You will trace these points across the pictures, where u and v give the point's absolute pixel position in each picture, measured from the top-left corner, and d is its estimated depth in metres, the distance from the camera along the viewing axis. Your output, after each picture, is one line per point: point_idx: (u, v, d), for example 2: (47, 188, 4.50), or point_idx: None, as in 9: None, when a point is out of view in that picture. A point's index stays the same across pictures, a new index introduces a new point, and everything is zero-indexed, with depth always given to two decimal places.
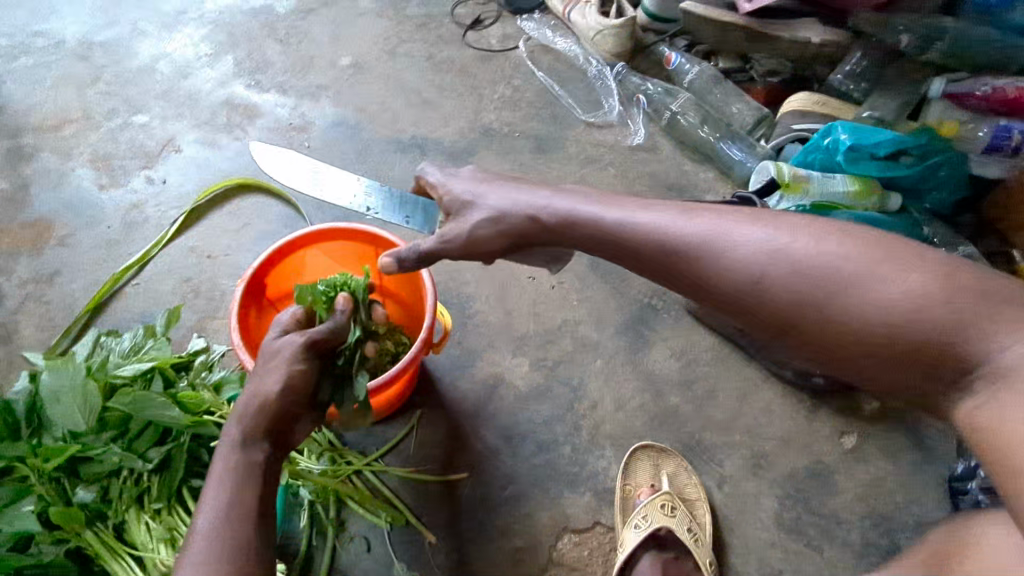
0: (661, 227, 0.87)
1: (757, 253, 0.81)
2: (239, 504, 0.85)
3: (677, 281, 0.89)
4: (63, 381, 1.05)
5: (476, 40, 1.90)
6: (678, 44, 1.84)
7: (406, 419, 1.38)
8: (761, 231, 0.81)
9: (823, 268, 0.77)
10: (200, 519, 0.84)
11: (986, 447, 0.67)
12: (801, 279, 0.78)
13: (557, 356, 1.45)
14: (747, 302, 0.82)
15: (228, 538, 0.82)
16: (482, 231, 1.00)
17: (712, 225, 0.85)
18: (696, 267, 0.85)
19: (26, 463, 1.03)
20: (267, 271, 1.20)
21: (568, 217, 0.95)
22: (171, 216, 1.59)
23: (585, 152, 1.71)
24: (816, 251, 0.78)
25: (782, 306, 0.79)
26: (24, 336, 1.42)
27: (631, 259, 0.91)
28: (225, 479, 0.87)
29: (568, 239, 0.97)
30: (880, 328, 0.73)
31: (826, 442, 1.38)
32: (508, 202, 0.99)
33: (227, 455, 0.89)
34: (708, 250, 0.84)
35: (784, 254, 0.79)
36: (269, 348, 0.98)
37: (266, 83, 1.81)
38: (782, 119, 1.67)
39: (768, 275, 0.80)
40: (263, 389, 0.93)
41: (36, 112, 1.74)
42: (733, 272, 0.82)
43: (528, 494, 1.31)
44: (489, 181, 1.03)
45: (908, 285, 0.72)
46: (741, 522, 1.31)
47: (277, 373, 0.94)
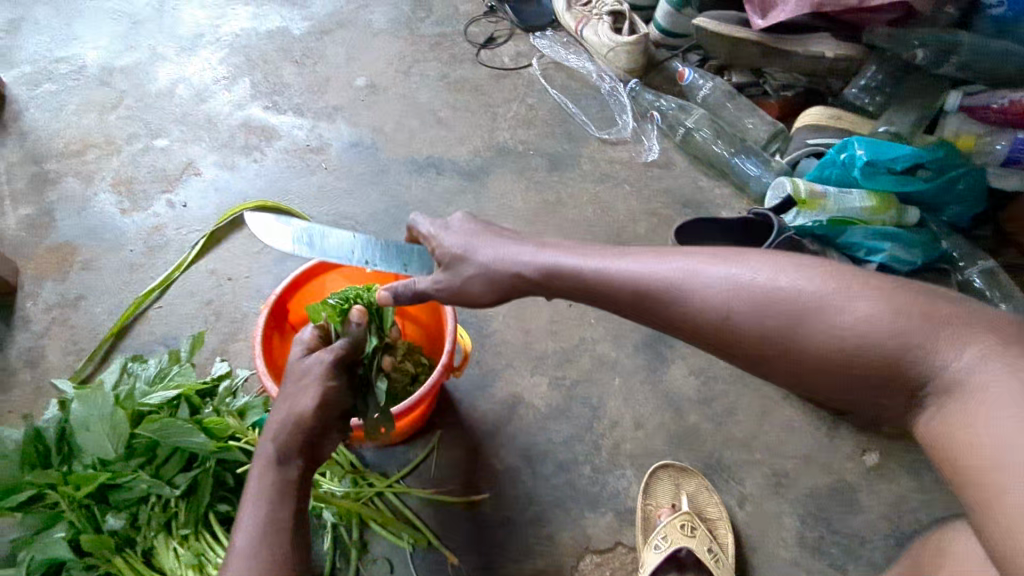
0: (631, 270, 0.90)
1: (725, 291, 0.83)
2: (276, 523, 0.88)
3: (654, 323, 0.91)
4: (93, 409, 1.06)
5: (489, 58, 1.92)
6: (691, 59, 1.88)
7: (426, 439, 1.38)
8: (726, 269, 0.84)
9: (786, 300, 0.79)
10: (239, 538, 0.86)
11: (942, 456, 0.71)
12: (767, 313, 0.80)
13: (576, 375, 1.46)
14: (719, 340, 0.85)
15: (269, 556, 0.84)
16: (472, 285, 1.02)
17: (679, 268, 0.87)
18: (669, 309, 0.87)
19: (57, 490, 1.04)
20: (288, 295, 1.21)
21: (548, 267, 0.97)
22: (192, 238, 1.61)
23: (600, 169, 1.71)
24: (779, 285, 0.80)
25: (751, 342, 0.82)
26: (50, 360, 1.44)
27: (607, 301, 0.93)
28: (262, 498, 0.90)
29: (551, 289, 0.99)
30: (843, 352, 0.76)
31: (847, 460, 1.38)
32: (496, 257, 1.00)
33: (263, 474, 0.91)
34: (679, 292, 0.86)
35: (750, 291, 0.82)
36: (299, 366, 0.99)
37: (283, 105, 1.83)
38: (796, 133, 1.68)
39: (737, 312, 0.82)
40: (298, 407, 0.94)
41: (60, 137, 1.77)
42: (705, 311, 0.84)
43: (549, 514, 1.31)
44: (477, 233, 1.03)
45: (865, 308, 0.75)
46: (763, 542, 1.30)
47: (312, 392, 0.95)
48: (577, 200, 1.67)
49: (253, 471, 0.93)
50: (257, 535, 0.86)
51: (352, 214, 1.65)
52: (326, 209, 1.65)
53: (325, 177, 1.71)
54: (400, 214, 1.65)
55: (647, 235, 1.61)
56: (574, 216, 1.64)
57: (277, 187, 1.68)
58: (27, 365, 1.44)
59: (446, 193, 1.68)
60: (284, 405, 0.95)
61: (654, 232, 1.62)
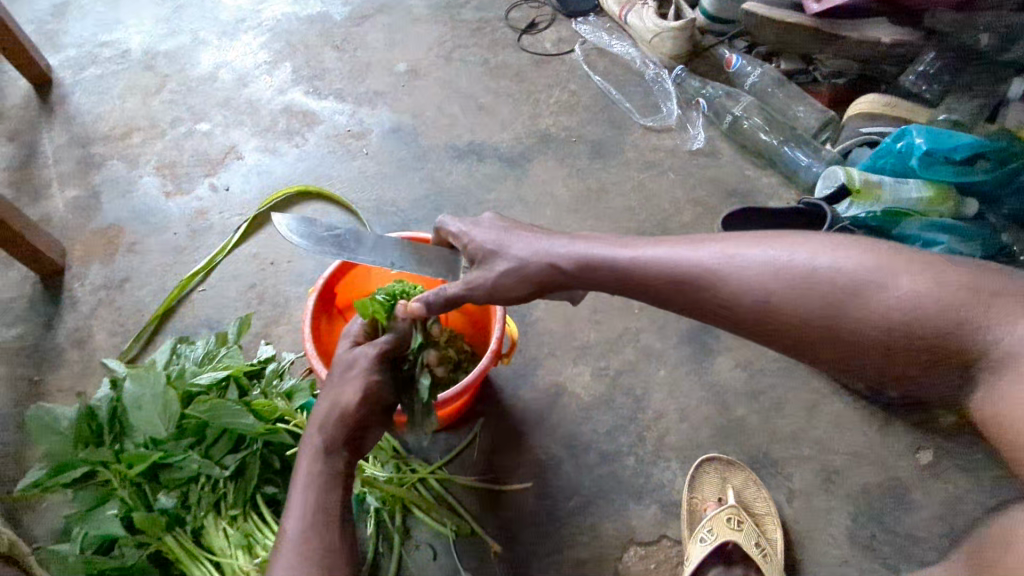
0: (669, 257, 0.92)
1: (765, 275, 0.86)
2: (326, 512, 0.87)
3: (691, 310, 0.92)
4: (146, 388, 1.07)
5: (531, 44, 1.93)
6: (739, 45, 1.88)
7: (469, 428, 1.37)
8: (764, 253, 0.87)
9: (828, 281, 0.82)
10: (289, 527, 0.85)
11: (993, 428, 0.74)
12: (810, 295, 0.83)
13: (619, 365, 1.45)
14: (762, 323, 0.87)
15: (320, 546, 0.84)
16: (507, 281, 0.99)
17: (717, 254, 0.89)
18: (710, 294, 0.89)
19: (110, 468, 1.05)
20: (335, 280, 1.20)
21: (585, 260, 0.96)
22: (234, 222, 1.62)
23: (644, 157, 1.70)
24: (819, 266, 0.83)
25: (794, 324, 0.85)
26: (97, 341, 1.46)
27: (642, 289, 0.94)
28: (311, 486, 0.88)
29: (588, 283, 0.98)
30: (887, 329, 0.80)
31: (899, 457, 1.34)
32: (532, 251, 0.98)
33: (311, 463, 0.90)
34: (720, 278, 0.88)
35: (791, 273, 0.84)
36: (344, 358, 0.98)
37: (324, 91, 1.84)
38: (848, 121, 1.66)
39: (779, 295, 0.85)
40: (343, 399, 0.93)
41: (105, 121, 1.78)
42: (747, 296, 0.86)
43: (593, 505, 1.29)
44: (510, 229, 1.01)
45: (908, 284, 0.79)
46: (812, 539, 1.27)
47: (357, 384, 0.94)
48: (619, 187, 1.65)
49: (299, 460, 0.91)
50: (308, 524, 0.85)
51: (393, 199, 1.64)
52: (368, 194, 1.65)
53: (366, 162, 1.71)
54: (440, 200, 1.64)
55: (692, 224, 1.59)
56: (617, 204, 1.62)
57: (319, 172, 1.69)
58: (75, 345, 1.45)
59: (487, 179, 1.67)
60: (329, 396, 0.94)
61: (699, 221, 1.59)
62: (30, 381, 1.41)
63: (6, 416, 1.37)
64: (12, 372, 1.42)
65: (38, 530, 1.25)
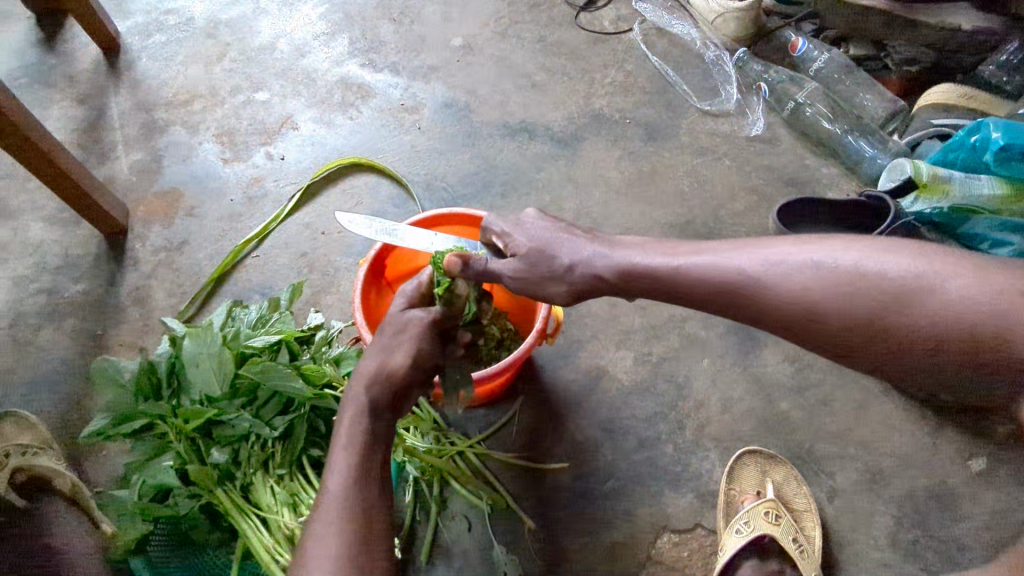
0: (711, 262, 0.90)
1: (811, 280, 0.83)
2: (364, 469, 0.90)
3: (735, 316, 0.90)
4: (203, 347, 1.10)
5: (589, 22, 1.90)
6: (805, 28, 1.83)
7: (508, 405, 1.38)
8: (808, 258, 0.84)
9: (875, 284, 0.80)
10: (330, 482, 0.88)
11: None
12: (856, 299, 0.80)
13: (663, 352, 1.43)
14: (807, 331, 0.85)
15: (359, 502, 0.86)
16: (553, 287, 0.99)
17: (761, 260, 0.87)
18: (753, 303, 0.87)
19: (167, 421, 1.09)
20: (387, 252, 1.23)
21: (630, 269, 0.95)
22: (289, 191, 1.65)
23: (699, 143, 1.67)
24: (866, 270, 0.81)
25: (839, 332, 0.82)
26: (157, 300, 1.52)
27: (684, 294, 0.93)
28: (353, 443, 0.91)
29: (632, 290, 0.96)
30: (937, 333, 0.77)
31: (951, 462, 1.31)
32: (578, 259, 0.97)
33: (353, 422, 0.92)
34: (764, 285, 0.86)
35: (838, 277, 0.82)
36: (397, 319, 0.99)
37: (379, 63, 1.85)
38: (919, 112, 1.62)
39: (825, 300, 0.82)
40: (391, 362, 0.95)
41: (168, 87, 1.83)
42: (792, 302, 0.84)
43: (628, 489, 1.29)
44: (556, 234, 0.99)
45: (958, 286, 0.76)
46: (852, 539, 1.25)
47: (407, 348, 0.96)
48: (672, 171, 1.63)
49: (342, 418, 0.93)
50: (348, 481, 0.88)
51: (443, 175, 1.65)
52: (419, 168, 1.67)
53: (418, 136, 1.72)
54: (490, 177, 1.64)
55: (744, 213, 1.57)
56: (668, 188, 1.60)
57: (372, 145, 1.71)
58: (135, 303, 1.51)
59: (537, 158, 1.66)
60: (377, 356, 0.96)
61: (752, 210, 1.57)
62: (94, 334, 1.48)
63: (72, 367, 1.45)
64: (77, 325, 1.50)
65: (99, 476, 1.33)
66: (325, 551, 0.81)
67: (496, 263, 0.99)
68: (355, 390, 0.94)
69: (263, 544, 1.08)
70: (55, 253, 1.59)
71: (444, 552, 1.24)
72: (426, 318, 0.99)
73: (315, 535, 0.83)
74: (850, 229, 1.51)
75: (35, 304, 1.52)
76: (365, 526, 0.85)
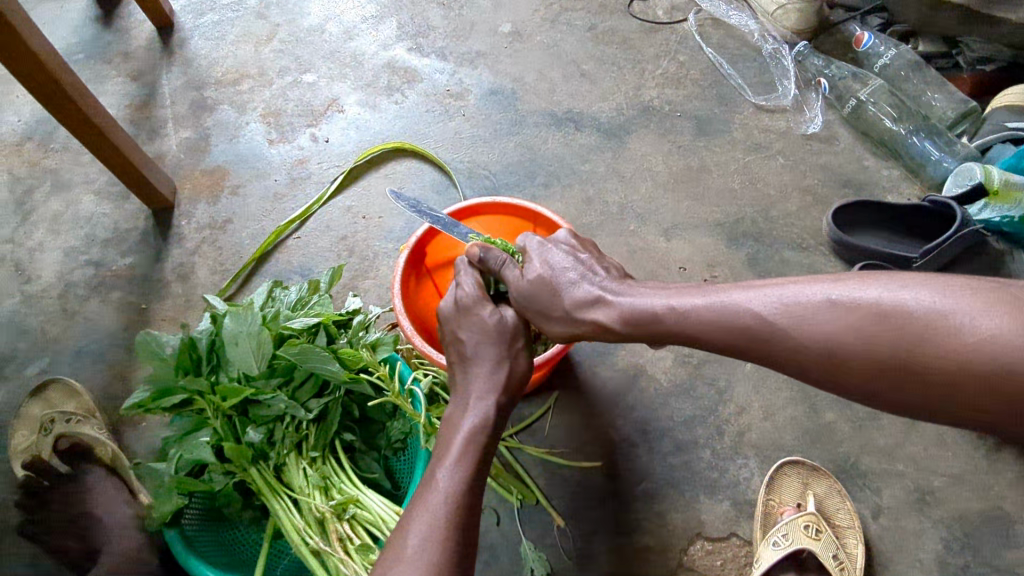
0: (722, 304, 0.85)
1: (826, 322, 0.76)
2: (473, 475, 0.88)
3: (755, 359, 0.84)
4: (242, 325, 1.10)
5: (642, 10, 1.86)
6: (872, 22, 1.76)
7: (542, 399, 1.36)
8: (824, 295, 0.77)
9: (898, 325, 0.71)
10: (439, 479, 0.86)
11: None
12: (879, 342, 0.72)
13: (704, 353, 1.39)
14: (830, 374, 0.77)
15: (464, 503, 0.84)
16: (554, 325, 1.01)
17: (770, 302, 0.81)
18: (769, 347, 0.81)
19: (205, 397, 1.10)
20: (426, 240, 1.21)
21: (628, 314, 0.93)
22: (332, 173, 1.65)
23: (752, 139, 1.62)
24: (887, 309, 0.72)
25: (864, 374, 0.74)
26: (200, 278, 1.54)
27: (698, 339, 0.88)
28: (467, 450, 0.90)
29: (631, 333, 0.94)
30: (971, 375, 0.66)
31: (1007, 486, 1.25)
32: (579, 299, 0.98)
33: (471, 434, 0.92)
34: (778, 330, 0.79)
35: (854, 320, 0.74)
36: (499, 321, 1.01)
37: (426, 48, 1.83)
38: (991, 113, 1.53)
39: (845, 345, 0.74)
40: (515, 373, 1.00)
41: (219, 66, 1.85)
42: (809, 348, 0.77)
43: (663, 493, 1.26)
44: (561, 269, 1.00)
45: (990, 321, 0.66)
46: (896, 560, 1.20)
47: (525, 357, 1.02)
48: (722, 167, 1.58)
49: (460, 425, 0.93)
50: (461, 483, 0.85)
51: (486, 163, 1.63)
52: (462, 155, 1.65)
53: (462, 123, 1.69)
54: (533, 167, 1.61)
55: (798, 214, 1.51)
56: (718, 184, 1.56)
57: (417, 130, 1.70)
58: (179, 279, 1.54)
59: (583, 149, 1.63)
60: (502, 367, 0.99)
61: (805, 211, 1.52)
62: (139, 308, 1.51)
63: (118, 338, 1.48)
64: (123, 298, 1.53)
65: (139, 446, 1.36)
66: (428, 549, 0.77)
67: (509, 272, 1.03)
68: (480, 399, 0.96)
69: (293, 525, 1.08)
70: (104, 226, 1.62)
71: None
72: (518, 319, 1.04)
73: (418, 530, 0.79)
74: (910, 237, 1.45)
75: (84, 275, 1.56)
76: (468, 529, 0.82)
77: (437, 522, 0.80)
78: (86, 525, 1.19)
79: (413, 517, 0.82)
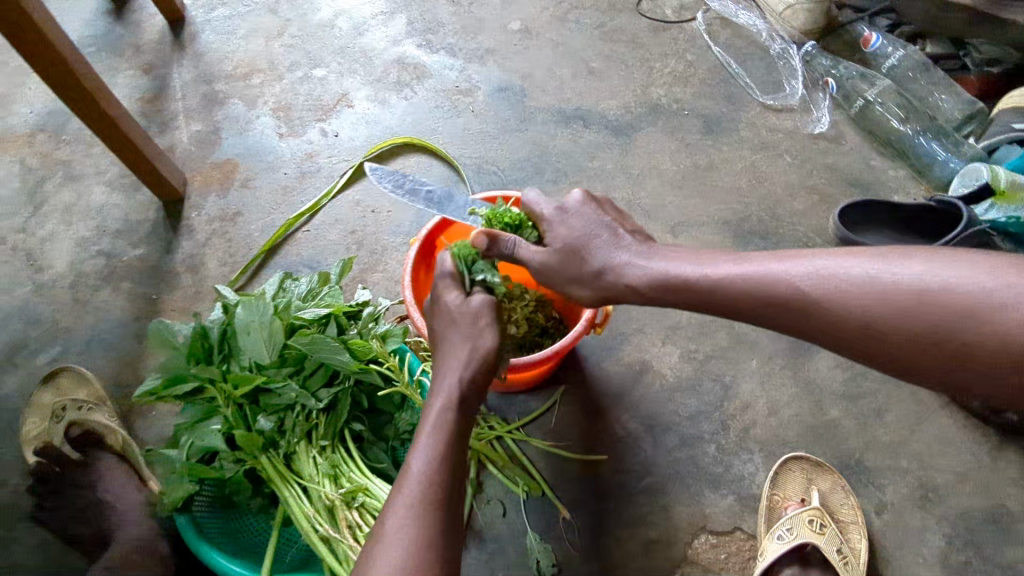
0: (758, 273, 0.86)
1: (867, 295, 0.77)
2: (450, 456, 0.86)
3: (785, 329, 0.86)
4: (254, 314, 1.11)
5: (651, 10, 1.87)
6: (880, 23, 1.78)
7: (548, 393, 1.37)
8: (866, 270, 0.78)
9: (940, 301, 0.73)
10: (414, 463, 0.85)
11: None
12: (921, 317, 0.74)
13: (710, 350, 1.40)
14: (864, 346, 0.79)
15: (439, 488, 0.82)
16: (581, 290, 1.01)
17: (811, 273, 0.82)
18: (804, 318, 0.82)
19: (216, 386, 1.11)
20: (437, 232, 1.22)
21: (661, 281, 0.94)
22: (341, 167, 1.67)
23: (759, 138, 1.63)
24: (929, 286, 0.74)
25: (899, 347, 0.76)
26: (209, 269, 1.55)
27: (730, 308, 0.89)
28: (439, 429, 0.87)
29: (661, 299, 0.95)
30: (1010, 353, 0.69)
31: (1010, 484, 1.26)
32: (611, 264, 0.97)
33: (440, 412, 0.88)
34: (814, 301, 0.81)
35: (895, 293, 0.75)
36: (465, 308, 0.95)
37: (436, 45, 1.85)
38: (999, 115, 1.54)
39: (884, 318, 0.76)
40: (481, 345, 0.93)
41: (230, 60, 1.86)
42: (847, 319, 0.79)
43: (668, 487, 1.27)
44: (591, 232, 0.99)
45: None
46: (899, 556, 1.21)
47: (493, 331, 0.94)
48: (729, 165, 1.59)
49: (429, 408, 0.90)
50: (436, 465, 0.84)
51: (495, 158, 1.64)
52: (471, 150, 1.66)
53: (471, 119, 1.71)
54: (541, 163, 1.62)
55: (804, 212, 1.52)
56: (725, 182, 1.57)
57: (426, 125, 1.71)
58: (189, 270, 1.55)
59: (591, 146, 1.64)
60: (465, 345, 0.93)
61: (812, 210, 1.53)
62: (149, 298, 1.53)
63: (128, 328, 1.50)
64: (134, 288, 1.54)
65: (149, 434, 1.37)
66: (402, 535, 0.78)
67: (525, 248, 1.01)
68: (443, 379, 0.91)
69: (303, 512, 1.09)
70: (115, 217, 1.64)
71: (478, 536, 1.23)
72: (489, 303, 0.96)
73: (394, 519, 0.80)
74: (914, 234, 1.45)
75: (95, 265, 1.57)
76: (444, 512, 0.81)
77: (411, 508, 0.80)
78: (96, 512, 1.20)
79: (393, 501, 0.82)
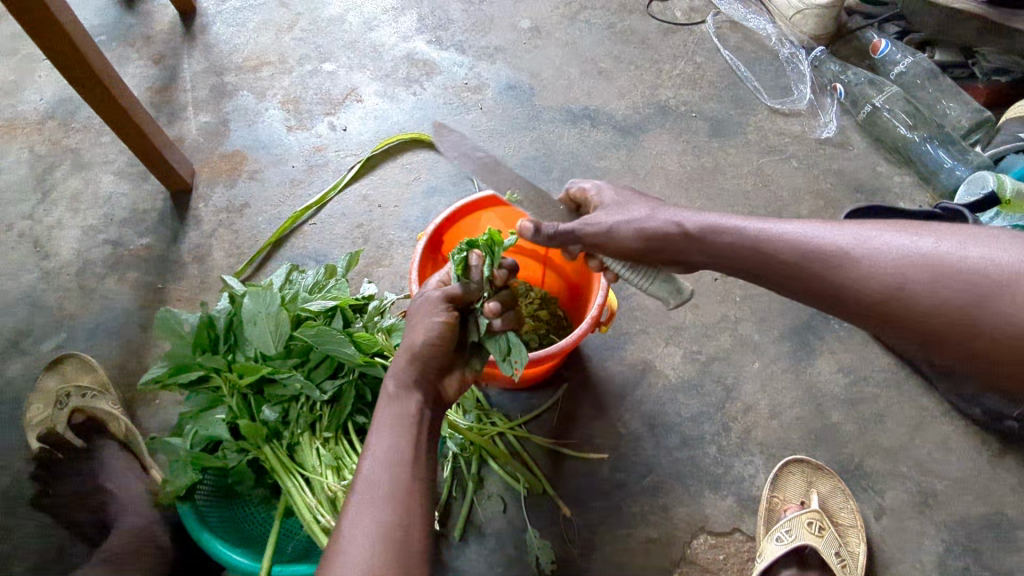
0: (799, 231, 0.88)
1: (902, 259, 0.79)
2: (397, 453, 0.84)
3: (814, 291, 0.88)
4: (261, 305, 1.10)
5: (660, 11, 1.87)
6: (890, 30, 1.79)
7: (551, 392, 1.37)
8: (903, 239, 0.80)
9: (974, 272, 0.74)
10: (365, 462, 0.85)
11: None
12: (953, 284, 0.75)
13: (713, 352, 1.41)
14: (892, 312, 0.80)
15: (387, 485, 0.81)
16: (624, 231, 0.97)
17: (850, 235, 0.84)
18: (838, 277, 0.84)
19: (222, 375, 1.11)
20: (445, 227, 1.22)
21: (710, 226, 0.96)
22: (348, 161, 1.67)
23: (767, 141, 1.64)
24: (968, 258, 0.75)
25: (928, 313, 0.77)
26: (216, 260, 1.55)
27: (766, 259, 0.91)
28: (392, 424, 0.87)
29: (704, 252, 0.97)
30: None
31: (1010, 491, 1.26)
32: (658, 211, 0.99)
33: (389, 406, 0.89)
34: (852, 257, 0.82)
35: (932, 259, 0.77)
36: (417, 302, 0.96)
37: (446, 41, 1.85)
38: (1005, 125, 1.56)
39: (917, 281, 0.77)
40: (411, 341, 0.91)
41: (240, 52, 1.87)
42: (879, 280, 0.80)
43: (668, 487, 1.27)
44: (638, 192, 1.04)
45: None
46: (897, 560, 1.21)
47: (423, 325, 0.92)
48: (736, 168, 1.60)
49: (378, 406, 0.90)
50: (383, 464, 0.83)
51: (503, 156, 1.64)
52: (477, 147, 1.66)
53: (479, 116, 1.71)
54: (549, 162, 1.63)
55: (810, 217, 1.53)
56: (731, 185, 1.57)
57: (435, 121, 1.71)
58: (195, 261, 1.56)
59: (599, 146, 1.64)
60: (402, 344, 0.93)
61: (817, 214, 1.53)
62: (154, 288, 1.53)
63: (132, 317, 1.50)
64: (140, 277, 1.55)
65: (153, 423, 1.38)
66: (356, 534, 0.78)
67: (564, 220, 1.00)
68: (387, 376, 0.92)
69: (306, 504, 1.09)
70: (123, 206, 1.64)
71: (477, 531, 1.24)
72: (442, 294, 0.96)
73: (348, 518, 0.80)
74: None
75: (102, 254, 1.58)
76: (394, 507, 0.80)
77: (362, 512, 0.80)
78: (99, 499, 1.21)
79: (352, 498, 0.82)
